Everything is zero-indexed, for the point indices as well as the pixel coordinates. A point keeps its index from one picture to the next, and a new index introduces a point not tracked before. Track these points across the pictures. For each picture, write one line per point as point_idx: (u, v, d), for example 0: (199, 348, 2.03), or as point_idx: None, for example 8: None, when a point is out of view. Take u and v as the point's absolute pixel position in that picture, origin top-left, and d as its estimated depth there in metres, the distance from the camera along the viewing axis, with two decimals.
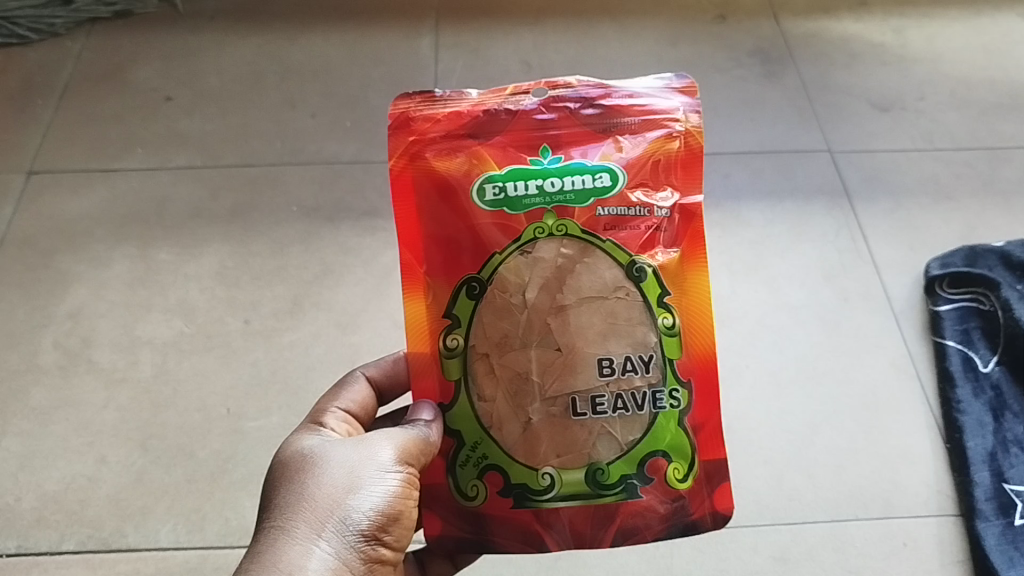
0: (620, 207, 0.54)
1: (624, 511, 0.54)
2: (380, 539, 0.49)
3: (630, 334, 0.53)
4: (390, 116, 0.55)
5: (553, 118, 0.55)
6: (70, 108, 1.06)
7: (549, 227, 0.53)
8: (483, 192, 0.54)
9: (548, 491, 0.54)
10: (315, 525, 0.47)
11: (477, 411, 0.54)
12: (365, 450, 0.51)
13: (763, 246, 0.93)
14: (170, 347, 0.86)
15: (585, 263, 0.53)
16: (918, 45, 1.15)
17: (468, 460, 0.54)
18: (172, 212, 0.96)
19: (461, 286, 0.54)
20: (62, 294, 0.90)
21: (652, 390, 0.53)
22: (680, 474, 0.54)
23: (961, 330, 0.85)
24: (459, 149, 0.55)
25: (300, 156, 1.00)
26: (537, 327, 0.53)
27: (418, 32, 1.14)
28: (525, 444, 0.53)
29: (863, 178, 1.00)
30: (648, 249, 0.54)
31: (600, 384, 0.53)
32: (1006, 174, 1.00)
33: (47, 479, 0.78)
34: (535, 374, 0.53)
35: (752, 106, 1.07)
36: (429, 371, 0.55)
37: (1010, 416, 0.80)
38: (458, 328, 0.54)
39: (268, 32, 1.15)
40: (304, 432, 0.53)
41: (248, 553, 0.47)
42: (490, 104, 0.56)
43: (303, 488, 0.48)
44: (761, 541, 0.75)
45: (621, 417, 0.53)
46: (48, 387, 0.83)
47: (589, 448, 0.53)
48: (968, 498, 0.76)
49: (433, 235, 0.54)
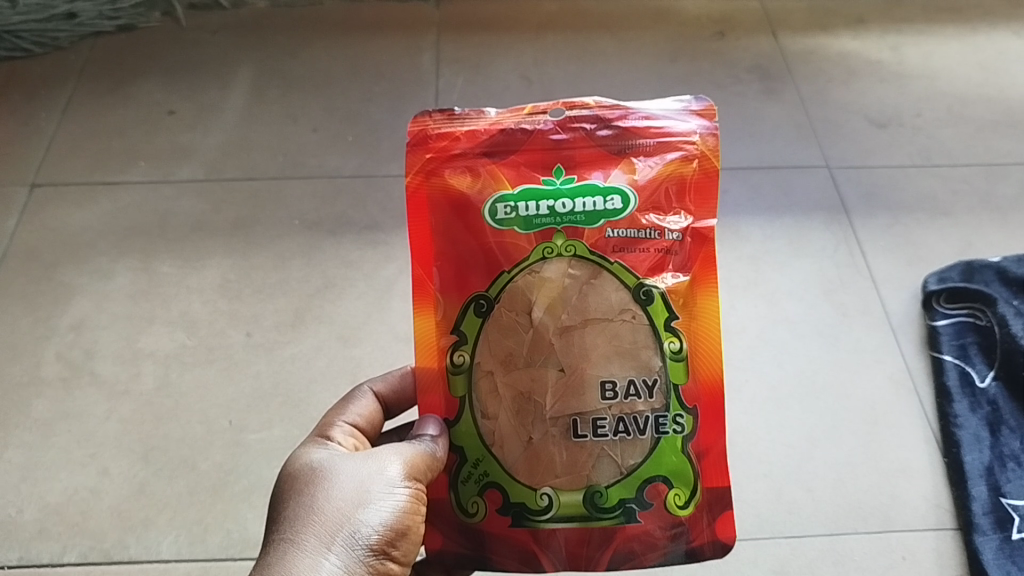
0: (630, 229, 0.54)
1: (623, 534, 0.55)
2: (388, 553, 0.49)
3: (634, 357, 0.54)
4: (409, 133, 0.56)
5: (568, 138, 0.56)
6: (73, 122, 1.07)
7: (558, 247, 0.54)
8: (494, 211, 0.54)
9: (547, 511, 0.54)
10: (324, 538, 0.48)
11: (480, 428, 0.54)
12: (374, 464, 0.51)
13: (762, 261, 0.94)
14: (173, 359, 0.86)
15: (592, 285, 0.54)
16: (915, 62, 1.16)
17: (471, 477, 0.55)
18: (175, 225, 0.96)
19: (470, 303, 0.55)
20: (64, 306, 0.90)
21: (654, 415, 0.54)
22: (681, 500, 0.54)
23: (958, 345, 0.85)
24: (474, 167, 0.55)
25: (302, 170, 1.01)
26: (541, 347, 0.53)
27: (419, 47, 1.15)
28: (525, 463, 0.54)
29: (861, 195, 1.01)
30: (657, 272, 0.54)
31: (602, 406, 0.53)
32: (1003, 191, 1.01)
33: (49, 491, 0.78)
34: (538, 394, 0.53)
35: (751, 122, 1.08)
36: (436, 387, 0.55)
37: (1007, 431, 0.80)
38: (465, 345, 0.55)
39: (270, 46, 1.16)
40: (311, 445, 0.54)
41: (258, 565, 0.48)
42: (507, 123, 0.56)
43: (313, 500, 0.49)
44: (761, 554, 0.75)
45: (622, 440, 0.54)
46: (50, 398, 0.83)
47: (589, 469, 0.54)
48: (966, 512, 0.76)
49: (444, 252, 0.55)
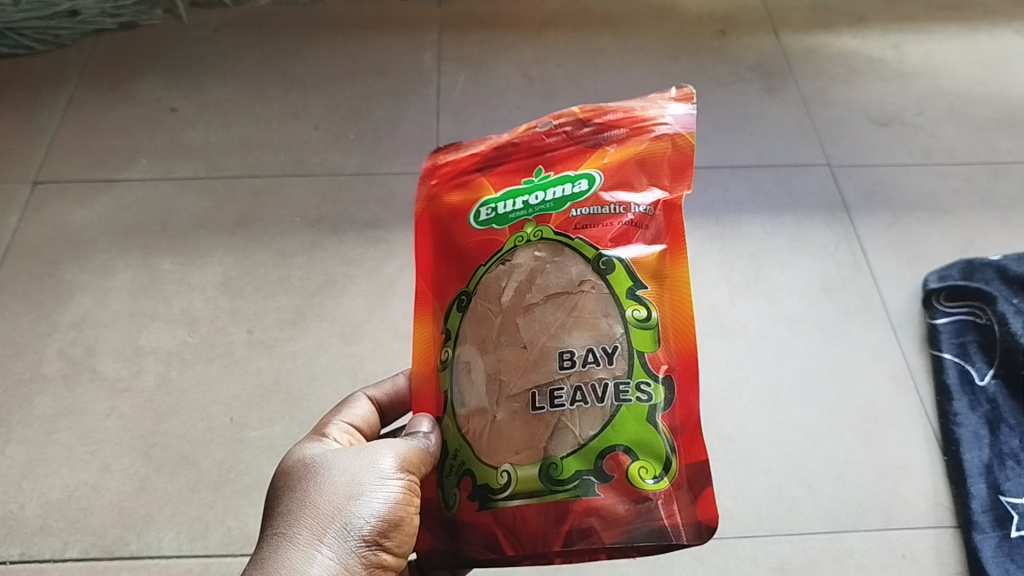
0: (595, 207, 0.54)
1: (582, 508, 0.50)
2: (381, 545, 0.49)
3: (594, 327, 0.51)
4: (421, 165, 0.60)
5: (551, 142, 0.58)
6: (75, 119, 1.07)
7: (529, 235, 0.54)
8: (477, 214, 0.56)
9: (506, 489, 0.51)
10: (316, 531, 0.48)
11: (458, 420, 0.53)
12: (367, 458, 0.51)
13: (762, 259, 0.94)
14: (174, 356, 0.86)
15: (555, 262, 0.53)
16: (917, 61, 1.16)
17: (453, 468, 0.54)
18: (176, 222, 0.97)
19: (454, 301, 0.55)
20: (66, 303, 0.90)
21: (615, 383, 0.51)
22: (647, 474, 0.50)
23: (957, 343, 0.85)
24: (466, 181, 0.58)
25: (303, 168, 1.01)
26: (507, 328, 0.52)
27: (420, 45, 1.15)
28: (490, 444, 0.51)
29: (861, 193, 1.01)
30: (621, 244, 0.53)
31: (560, 376, 0.50)
32: (1004, 189, 1.01)
33: (51, 487, 0.78)
34: (501, 372, 0.51)
35: (752, 121, 1.08)
36: (428, 386, 0.56)
37: (1006, 429, 0.80)
38: (449, 340, 0.55)
39: (271, 44, 1.16)
40: (307, 441, 0.54)
41: (253, 560, 0.48)
42: (499, 140, 0.59)
43: (305, 495, 0.49)
44: (761, 551, 0.75)
45: (580, 410, 0.50)
46: (52, 395, 0.84)
47: (546, 442, 0.50)
48: (966, 510, 0.76)
49: (439, 259, 0.57)
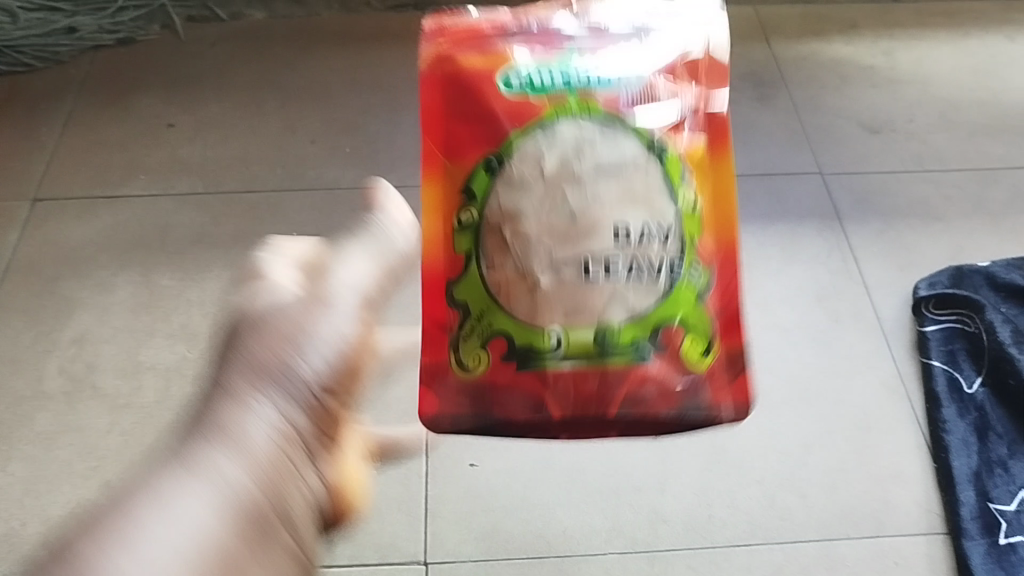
0: (640, 89, 0.50)
1: (634, 376, 0.51)
2: (327, 402, 0.49)
3: (650, 201, 0.49)
4: (422, 26, 0.53)
5: (579, 30, 0.52)
6: (74, 136, 1.08)
7: (570, 107, 0.50)
8: (507, 82, 0.50)
9: (553, 351, 0.50)
10: (264, 381, 0.47)
11: (485, 281, 0.51)
12: (320, 313, 0.50)
13: (754, 267, 0.95)
14: (173, 372, 0.87)
15: (606, 134, 0.49)
16: (908, 67, 1.17)
17: (474, 331, 0.52)
18: (175, 238, 0.98)
19: (479, 161, 0.50)
20: (67, 320, 0.91)
21: (668, 260, 0.50)
22: (693, 347, 0.52)
23: (946, 351, 0.86)
24: (489, 49, 0.51)
25: (300, 182, 1.03)
26: (551, 198, 0.48)
27: (416, 58, 1.17)
28: (532, 312, 0.50)
29: (853, 201, 1.02)
30: (673, 131, 0.51)
31: (615, 249, 0.48)
32: (995, 195, 1.02)
33: (52, 504, 0.79)
34: (545, 238, 0.48)
35: (744, 129, 1.09)
36: (443, 252, 0.52)
37: (995, 436, 0.81)
38: (473, 203, 0.51)
39: (268, 58, 1.17)
40: (253, 279, 0.51)
41: (190, 410, 0.47)
42: (521, 17, 0.53)
43: (254, 340, 0.48)
44: (754, 560, 0.76)
45: (637, 284, 0.49)
46: (53, 412, 0.85)
47: (599, 311, 0.49)
48: (954, 517, 0.77)
49: (454, 125, 0.51)
